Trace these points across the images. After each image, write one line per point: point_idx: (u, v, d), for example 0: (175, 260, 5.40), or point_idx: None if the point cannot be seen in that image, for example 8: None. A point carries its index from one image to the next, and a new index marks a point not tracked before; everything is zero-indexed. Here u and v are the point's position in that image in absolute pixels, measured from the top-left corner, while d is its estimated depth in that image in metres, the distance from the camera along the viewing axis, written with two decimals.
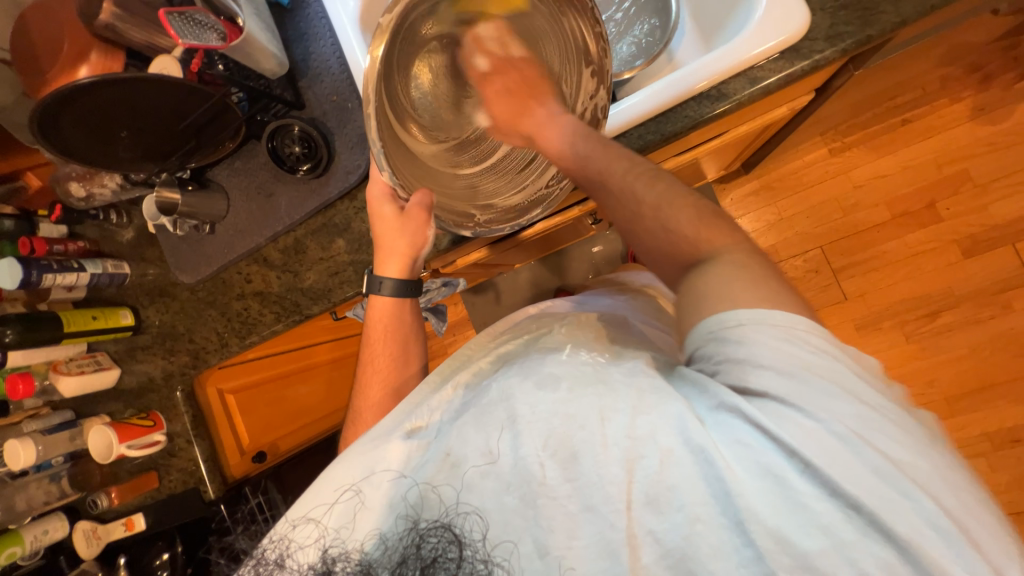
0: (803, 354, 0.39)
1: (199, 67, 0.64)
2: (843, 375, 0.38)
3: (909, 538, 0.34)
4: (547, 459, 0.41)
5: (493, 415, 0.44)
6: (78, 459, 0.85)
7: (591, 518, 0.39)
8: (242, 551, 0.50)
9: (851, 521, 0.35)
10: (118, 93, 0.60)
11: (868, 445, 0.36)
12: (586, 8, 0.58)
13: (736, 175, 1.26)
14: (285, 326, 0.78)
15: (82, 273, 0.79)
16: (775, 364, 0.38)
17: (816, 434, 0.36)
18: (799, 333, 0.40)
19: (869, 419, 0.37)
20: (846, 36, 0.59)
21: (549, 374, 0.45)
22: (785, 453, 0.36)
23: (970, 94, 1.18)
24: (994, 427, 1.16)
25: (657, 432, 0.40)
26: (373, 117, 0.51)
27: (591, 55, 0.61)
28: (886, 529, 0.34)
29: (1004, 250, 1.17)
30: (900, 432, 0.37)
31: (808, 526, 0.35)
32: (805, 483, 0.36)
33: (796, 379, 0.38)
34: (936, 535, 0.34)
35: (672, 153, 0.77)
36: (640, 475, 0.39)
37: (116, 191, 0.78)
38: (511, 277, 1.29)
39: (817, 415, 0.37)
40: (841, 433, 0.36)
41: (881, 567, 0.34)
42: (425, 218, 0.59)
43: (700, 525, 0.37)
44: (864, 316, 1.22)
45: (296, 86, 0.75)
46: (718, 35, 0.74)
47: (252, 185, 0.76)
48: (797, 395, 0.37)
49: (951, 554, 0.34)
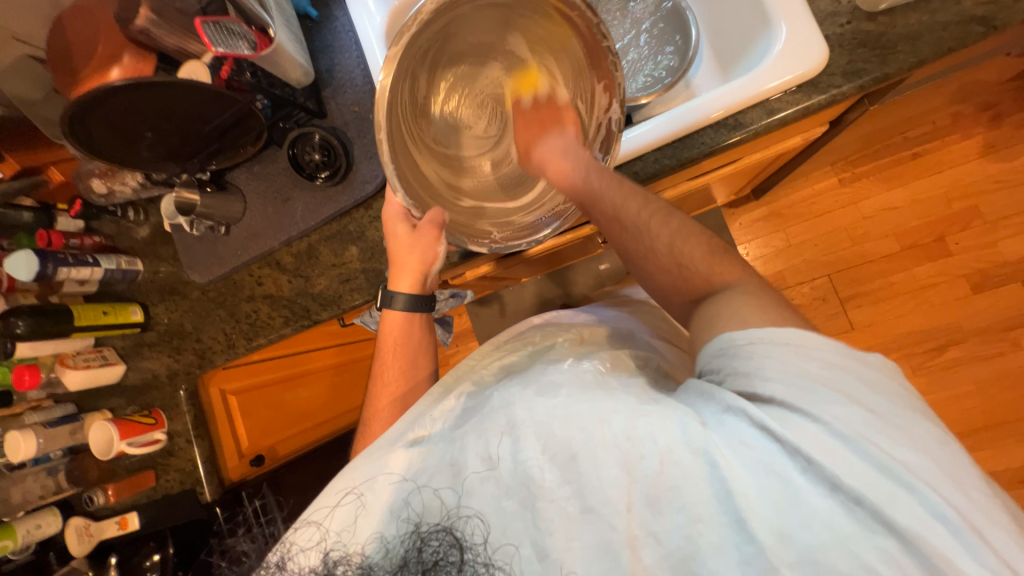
0: (809, 364, 0.39)
1: (228, 74, 0.66)
2: (852, 386, 0.38)
3: (915, 531, 0.33)
4: (546, 463, 0.40)
5: (494, 420, 0.44)
6: (76, 454, 0.85)
7: (590, 519, 0.39)
8: (242, 553, 0.55)
9: (853, 515, 0.35)
10: (147, 97, 0.62)
11: (870, 443, 0.35)
12: (592, 24, 0.57)
13: (746, 201, 1.27)
14: (293, 330, 0.79)
15: (96, 268, 0.80)
16: (777, 373, 0.39)
17: (817, 436, 0.36)
18: (806, 347, 0.40)
19: (871, 422, 0.36)
20: (863, 73, 0.61)
21: (549, 382, 0.46)
22: (788, 452, 0.36)
23: (980, 131, 1.19)
24: (1001, 466, 1.14)
25: (656, 433, 0.39)
26: (384, 142, 0.53)
27: (603, 70, 0.60)
28: (889, 522, 0.34)
29: (1013, 287, 1.16)
30: (904, 433, 0.36)
31: (811, 521, 0.35)
32: (807, 481, 0.35)
33: (797, 384, 0.38)
34: (942, 528, 0.34)
35: (685, 177, 0.78)
36: (641, 476, 0.38)
37: (136, 190, 0.80)
38: (518, 290, 1.30)
39: (816, 416, 0.37)
40: (842, 435, 0.36)
41: (883, 559, 0.34)
42: (438, 235, 0.61)
43: (701, 525, 0.37)
44: (870, 347, 1.21)
45: (320, 95, 0.77)
46: (736, 65, 0.76)
47: (270, 191, 0.77)
48: (800, 400, 0.37)
49: (958, 547, 0.33)
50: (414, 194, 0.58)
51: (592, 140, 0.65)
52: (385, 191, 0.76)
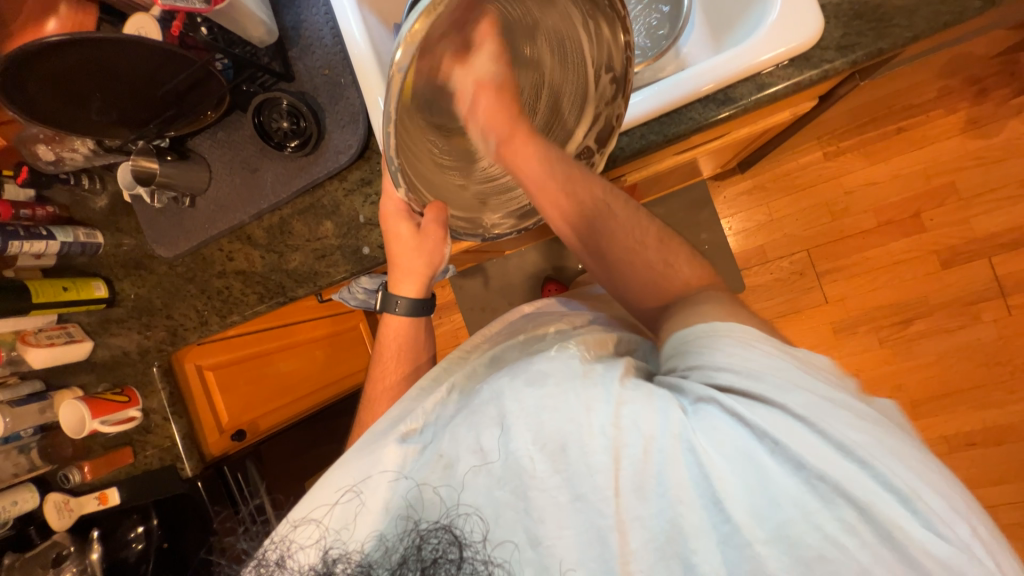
0: (756, 355, 0.42)
1: (181, 29, 0.60)
2: (793, 370, 0.40)
3: (868, 502, 0.35)
4: (536, 454, 0.40)
5: (483, 414, 0.43)
6: (49, 432, 0.82)
7: (581, 507, 0.39)
8: (243, 551, 0.50)
9: (815, 490, 0.36)
10: (87, 57, 0.55)
11: (822, 424, 0.37)
12: (618, 18, 0.54)
13: (732, 174, 1.27)
14: (268, 308, 0.76)
15: (52, 241, 0.75)
16: (731, 364, 0.42)
17: (775, 417, 0.37)
18: (754, 341, 0.43)
19: (820, 402, 0.38)
20: (857, 48, 0.59)
21: (538, 372, 0.44)
22: (755, 435, 0.37)
23: (965, 106, 1.18)
24: (953, 431, 1.22)
25: (641, 422, 0.40)
26: (395, 135, 0.46)
27: (613, 60, 0.57)
28: (848, 495, 0.35)
29: (983, 262, 1.20)
30: (850, 413, 0.38)
31: (777, 498, 0.36)
32: (774, 461, 0.37)
33: (750, 374, 0.41)
34: (891, 498, 0.35)
35: (671, 152, 0.77)
36: (627, 463, 0.39)
37: (89, 157, 0.74)
38: (501, 262, 1.29)
39: (772, 402, 0.38)
40: (796, 415, 0.38)
41: (844, 530, 0.35)
42: (442, 235, 0.58)
43: (684, 507, 0.38)
44: (842, 320, 1.25)
45: (286, 56, 0.71)
46: (728, 34, 0.73)
47: (236, 159, 0.73)
48: (757, 388, 0.40)
49: (905, 513, 0.35)
50: (415, 188, 0.52)
51: (589, 130, 0.61)
52: (360, 162, 0.71)
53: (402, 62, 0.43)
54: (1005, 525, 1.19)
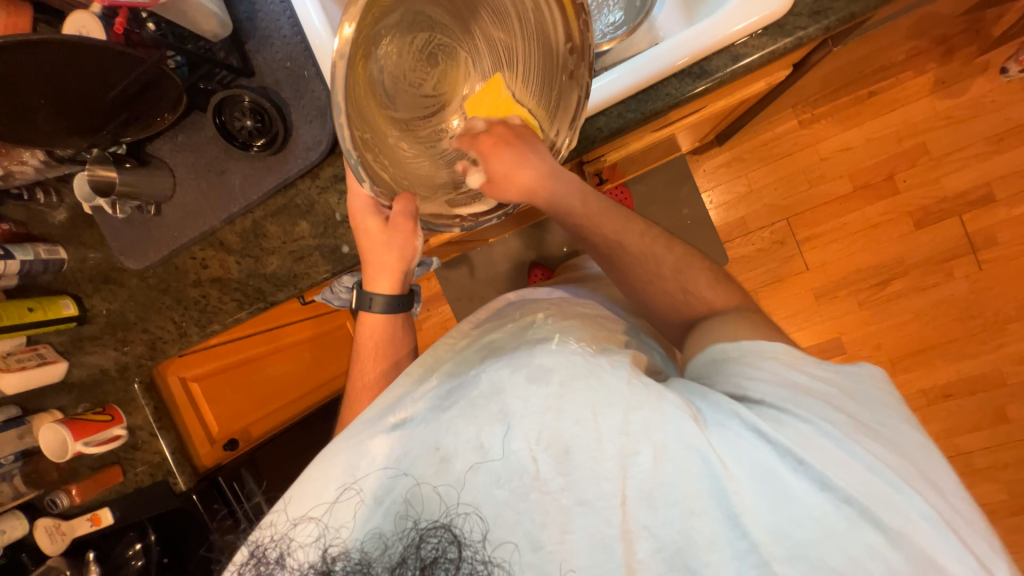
0: (799, 373, 0.43)
1: (125, 27, 0.58)
2: (831, 395, 0.42)
3: (899, 527, 0.37)
4: (539, 453, 0.40)
5: (484, 408, 0.42)
6: (31, 457, 0.79)
7: (584, 512, 0.40)
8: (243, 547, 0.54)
9: (844, 513, 0.38)
10: (26, 61, 0.51)
11: (859, 446, 0.39)
12: None
13: (711, 146, 1.27)
14: (249, 314, 0.74)
15: (11, 260, 0.70)
16: (767, 378, 0.43)
17: (812, 439, 0.39)
18: (798, 359, 0.44)
19: (853, 424, 0.41)
20: (830, 13, 0.58)
21: (540, 366, 0.43)
22: (781, 453, 0.39)
23: (932, 66, 1.20)
24: (930, 384, 1.27)
25: (651, 429, 0.40)
26: (346, 126, 0.45)
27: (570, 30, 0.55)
28: (875, 518, 0.38)
29: (954, 220, 1.23)
30: (886, 437, 0.41)
31: (802, 518, 0.38)
32: (801, 479, 0.38)
33: (790, 395, 0.42)
34: (926, 524, 0.38)
35: (650, 129, 0.76)
36: (635, 472, 0.40)
37: (41, 169, 0.70)
38: (486, 250, 1.28)
39: (809, 419, 0.40)
40: (833, 436, 0.39)
41: (869, 555, 0.37)
42: (412, 228, 0.57)
43: (695, 519, 0.39)
44: (822, 286, 1.28)
45: (243, 49, 0.68)
46: (700, 5, 0.71)
47: (200, 163, 0.70)
48: (789, 401, 0.41)
49: (938, 542, 0.37)
50: (381, 183, 0.51)
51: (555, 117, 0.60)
52: (333, 155, 0.69)
53: (341, 50, 0.43)
54: (981, 468, 1.26)
